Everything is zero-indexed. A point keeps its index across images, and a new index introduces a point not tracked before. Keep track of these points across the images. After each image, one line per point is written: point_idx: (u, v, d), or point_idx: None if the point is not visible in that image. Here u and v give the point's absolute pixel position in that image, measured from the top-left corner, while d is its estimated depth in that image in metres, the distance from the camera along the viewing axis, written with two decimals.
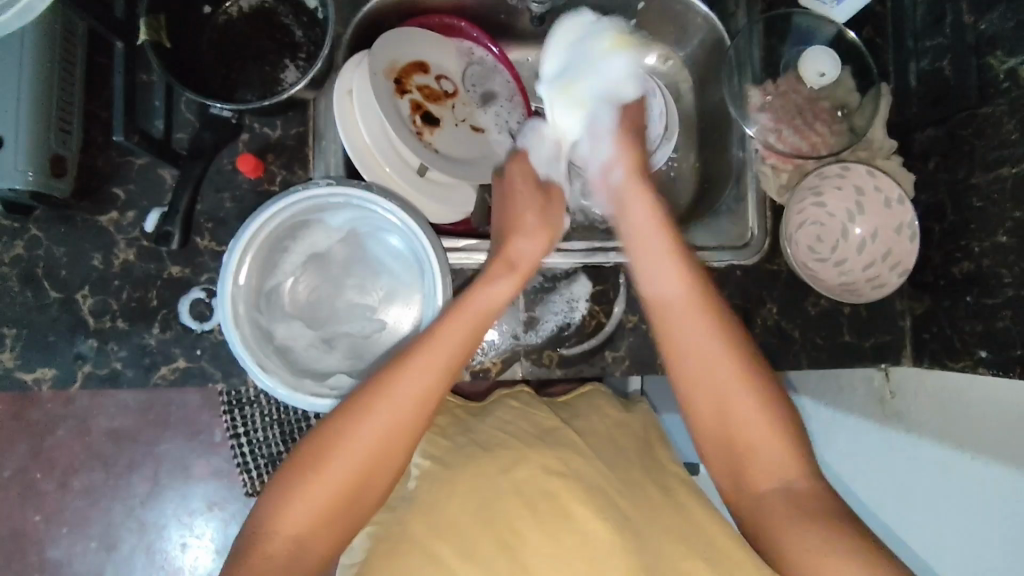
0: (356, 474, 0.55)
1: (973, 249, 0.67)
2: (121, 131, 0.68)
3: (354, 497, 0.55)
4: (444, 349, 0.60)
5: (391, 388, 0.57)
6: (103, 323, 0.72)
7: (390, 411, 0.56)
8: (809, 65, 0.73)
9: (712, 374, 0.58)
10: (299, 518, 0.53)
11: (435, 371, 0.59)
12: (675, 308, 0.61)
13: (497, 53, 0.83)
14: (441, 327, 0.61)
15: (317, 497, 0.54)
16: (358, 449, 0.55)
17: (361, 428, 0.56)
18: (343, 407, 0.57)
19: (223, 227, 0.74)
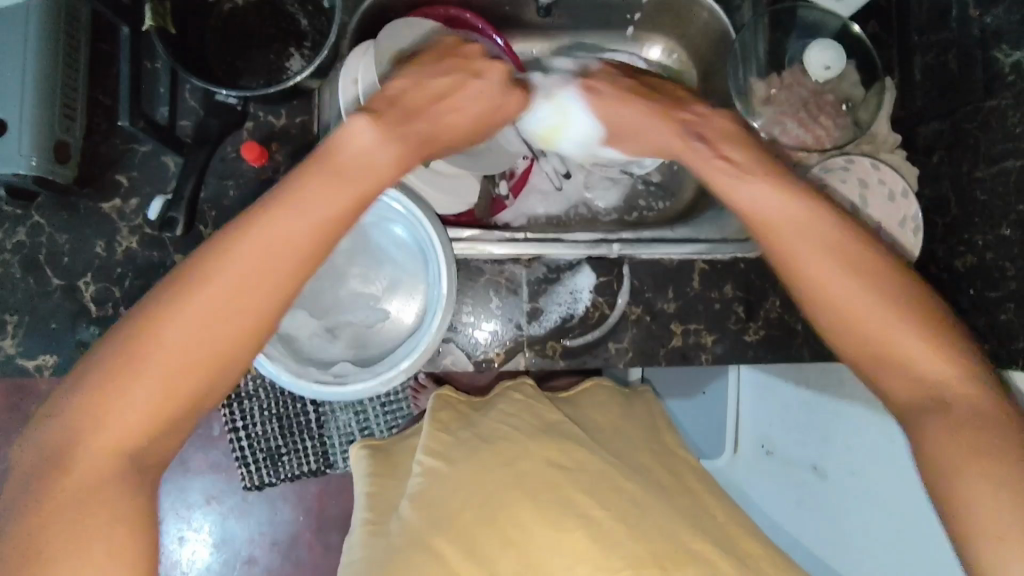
0: (188, 367, 0.46)
1: (976, 242, 0.68)
2: (126, 117, 0.68)
3: (216, 376, 0.47)
4: (296, 223, 0.49)
5: (212, 271, 0.47)
6: (105, 311, 0.72)
7: (221, 290, 0.46)
8: (814, 59, 0.73)
9: (850, 295, 0.53)
10: (114, 425, 0.45)
11: (277, 253, 0.48)
12: (797, 223, 0.55)
13: (502, 44, 0.76)
14: (289, 195, 0.50)
15: (145, 399, 0.45)
16: (181, 338, 0.46)
17: (175, 306, 0.46)
18: (160, 290, 0.47)
19: (226, 215, 0.74)
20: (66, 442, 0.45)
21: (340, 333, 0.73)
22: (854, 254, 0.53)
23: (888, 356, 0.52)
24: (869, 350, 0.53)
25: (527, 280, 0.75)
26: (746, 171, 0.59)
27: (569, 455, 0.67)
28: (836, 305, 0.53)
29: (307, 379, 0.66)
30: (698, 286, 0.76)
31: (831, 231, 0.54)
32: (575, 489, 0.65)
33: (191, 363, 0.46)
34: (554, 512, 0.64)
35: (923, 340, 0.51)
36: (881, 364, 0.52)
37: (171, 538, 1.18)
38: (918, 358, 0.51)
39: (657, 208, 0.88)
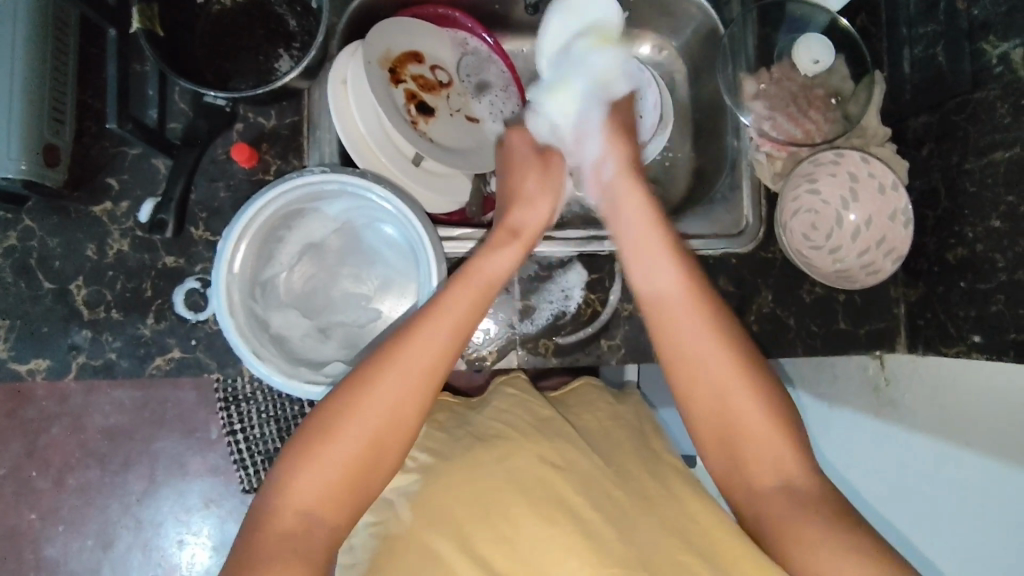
0: (366, 446, 0.54)
1: (966, 234, 0.68)
2: (114, 119, 0.67)
3: (378, 461, 0.55)
4: (457, 316, 0.60)
5: (416, 331, 0.58)
6: (97, 314, 0.72)
7: (408, 373, 0.56)
8: (803, 53, 0.74)
9: (698, 359, 0.60)
10: (314, 484, 0.52)
11: (442, 334, 0.58)
12: (672, 297, 0.62)
13: (491, 43, 0.84)
14: (450, 293, 0.61)
15: (351, 440, 0.54)
16: (364, 417, 0.54)
17: (377, 394, 0.55)
18: (361, 371, 0.56)
19: (217, 217, 0.74)
20: (301, 433, 0.55)
21: (332, 333, 0.72)
22: (695, 317, 0.61)
23: (738, 442, 0.58)
24: (723, 437, 0.59)
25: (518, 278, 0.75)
26: (642, 246, 0.65)
27: (561, 453, 0.67)
28: (720, 401, 0.59)
29: (298, 379, 0.65)
30: None
31: (711, 350, 0.60)
32: (566, 485, 0.65)
33: (356, 443, 0.54)
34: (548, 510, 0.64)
35: (755, 402, 0.58)
36: (740, 438, 0.58)
37: (170, 542, 1.18)
38: (766, 458, 0.57)
39: None
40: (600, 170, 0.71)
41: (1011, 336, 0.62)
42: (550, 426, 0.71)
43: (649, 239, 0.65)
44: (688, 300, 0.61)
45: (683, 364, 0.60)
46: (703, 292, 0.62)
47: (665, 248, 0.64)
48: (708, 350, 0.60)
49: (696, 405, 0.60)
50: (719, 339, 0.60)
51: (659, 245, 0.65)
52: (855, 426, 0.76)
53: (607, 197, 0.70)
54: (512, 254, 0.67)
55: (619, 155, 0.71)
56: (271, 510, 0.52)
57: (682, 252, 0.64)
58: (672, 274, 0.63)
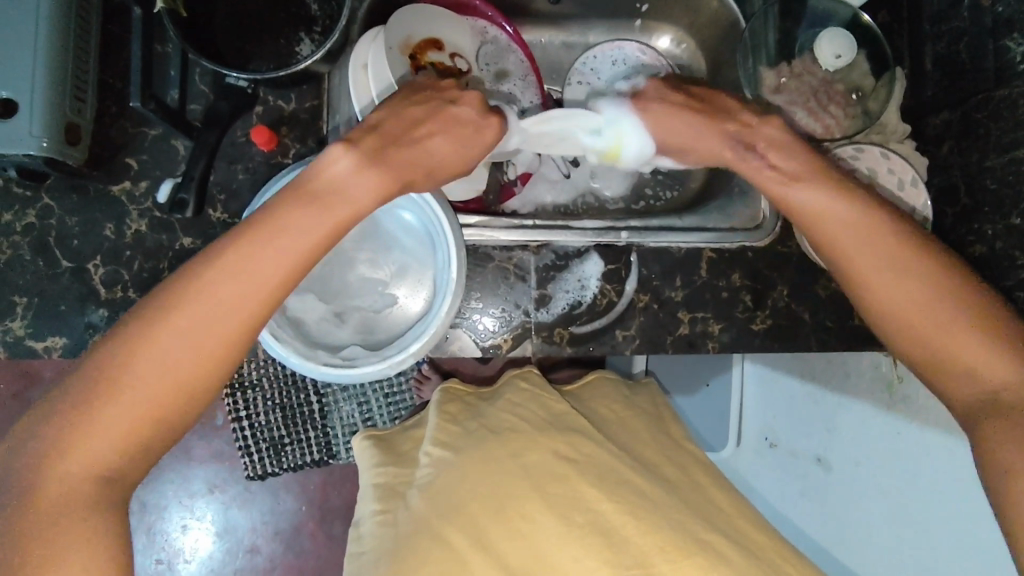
0: (163, 395, 0.47)
1: (986, 231, 0.68)
2: (137, 97, 0.67)
3: (178, 412, 0.48)
4: (280, 250, 0.50)
5: (224, 262, 0.49)
6: (114, 294, 0.72)
7: (189, 312, 0.48)
8: (826, 48, 0.73)
9: (892, 284, 0.56)
10: (114, 426, 0.46)
11: (255, 279, 0.50)
12: (839, 217, 0.58)
13: (511, 32, 0.83)
14: (280, 219, 0.51)
15: (134, 393, 0.46)
16: (184, 353, 0.48)
17: (188, 328, 0.48)
18: (146, 308, 0.48)
19: (235, 199, 0.74)
20: (86, 375, 0.46)
21: (348, 317, 0.73)
22: (870, 218, 0.57)
23: (930, 352, 0.55)
24: (938, 356, 0.55)
25: (535, 267, 0.75)
26: (794, 176, 0.61)
27: (574, 446, 0.67)
28: (925, 333, 0.55)
29: (315, 361, 0.65)
30: (706, 274, 0.76)
31: (873, 232, 0.57)
32: (580, 479, 0.65)
33: (160, 388, 0.47)
34: (562, 498, 0.64)
35: (935, 303, 0.55)
36: (946, 360, 0.54)
37: (174, 526, 1.19)
38: (986, 373, 0.53)
39: (665, 198, 0.89)
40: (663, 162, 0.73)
41: None
42: (562, 419, 0.71)
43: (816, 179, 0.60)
44: (865, 216, 0.57)
45: (895, 300, 0.56)
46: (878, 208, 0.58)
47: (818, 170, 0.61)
48: (913, 263, 0.56)
49: (883, 304, 0.57)
50: (925, 266, 0.56)
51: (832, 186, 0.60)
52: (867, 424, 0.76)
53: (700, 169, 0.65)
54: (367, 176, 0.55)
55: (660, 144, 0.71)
56: (52, 463, 0.45)
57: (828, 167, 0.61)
58: (824, 195, 0.59)
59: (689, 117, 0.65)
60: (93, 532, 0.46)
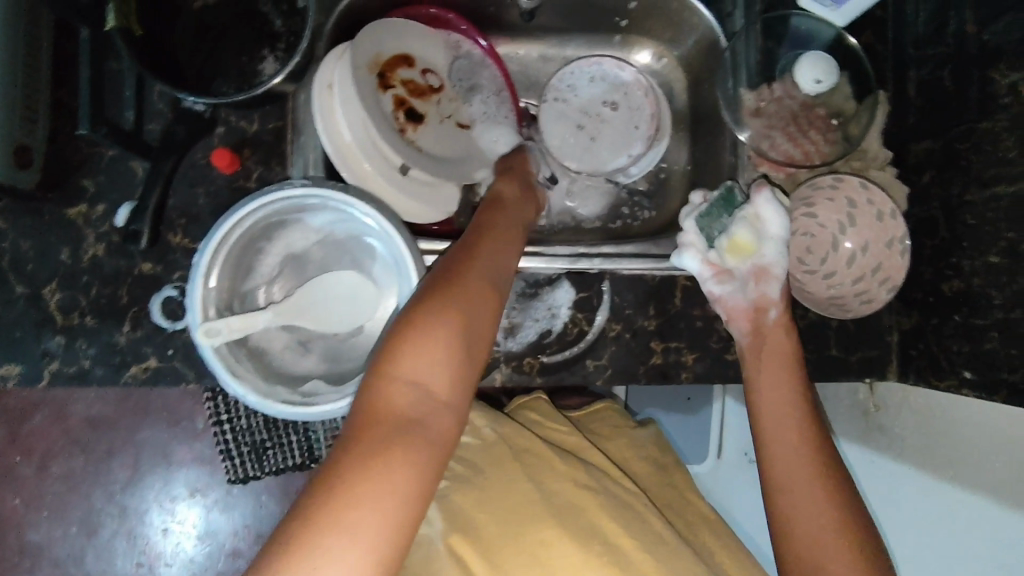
0: (387, 456, 0.46)
1: (964, 267, 0.66)
2: (87, 123, 0.63)
3: (378, 488, 0.45)
4: (480, 289, 0.56)
5: (467, 253, 0.59)
6: (71, 320, 0.70)
7: (477, 288, 0.55)
8: (805, 73, 0.70)
9: (799, 474, 0.60)
10: (424, 364, 0.50)
11: (463, 326, 0.53)
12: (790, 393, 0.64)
13: (485, 46, 0.80)
14: (497, 232, 0.63)
15: (366, 464, 0.46)
16: (407, 393, 0.49)
17: (405, 366, 0.50)
18: (389, 346, 0.51)
19: (196, 223, 0.71)
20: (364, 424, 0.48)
21: (313, 346, 0.71)
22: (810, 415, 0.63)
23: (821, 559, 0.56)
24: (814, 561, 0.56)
25: None
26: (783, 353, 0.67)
27: (590, 476, 0.67)
28: (781, 459, 0.61)
29: (273, 399, 0.63)
30: (680, 303, 0.74)
31: (795, 413, 0.63)
32: (598, 513, 0.63)
33: (384, 445, 0.47)
34: (579, 530, 0.62)
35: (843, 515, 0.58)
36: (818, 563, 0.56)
37: (155, 530, 1.18)
38: (807, 518, 0.58)
39: (642, 217, 0.87)
40: (762, 310, 0.69)
41: (1001, 375, 0.60)
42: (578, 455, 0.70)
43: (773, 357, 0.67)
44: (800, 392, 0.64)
45: (768, 412, 0.64)
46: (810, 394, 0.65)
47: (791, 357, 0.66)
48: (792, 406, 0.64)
49: (789, 512, 0.59)
50: (798, 398, 0.64)
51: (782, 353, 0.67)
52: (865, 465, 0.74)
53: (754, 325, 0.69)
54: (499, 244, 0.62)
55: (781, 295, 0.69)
56: (373, 393, 0.49)
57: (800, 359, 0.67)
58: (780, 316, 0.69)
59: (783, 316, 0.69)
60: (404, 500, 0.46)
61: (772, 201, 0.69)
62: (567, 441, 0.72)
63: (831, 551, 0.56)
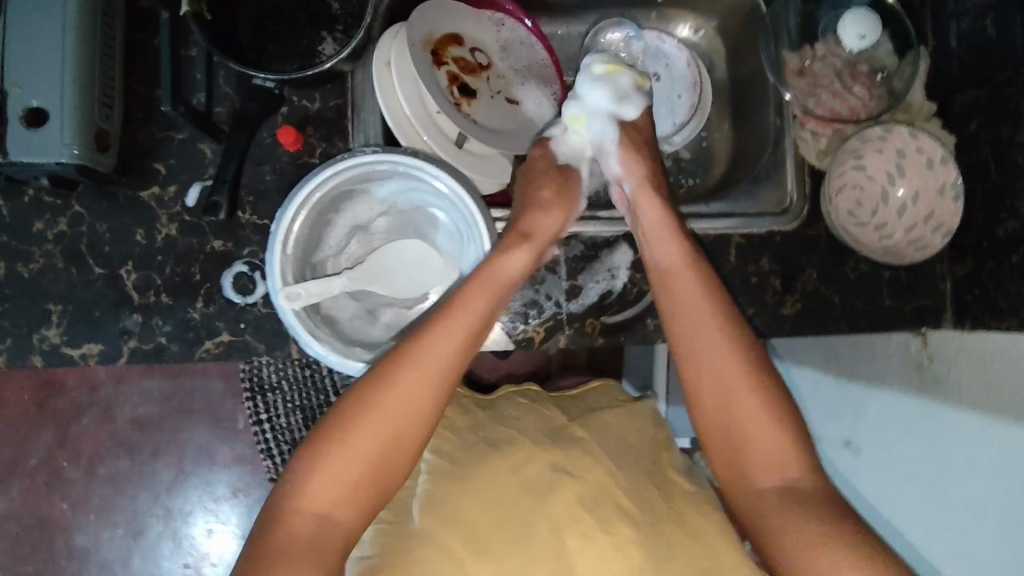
0: (385, 439, 0.56)
1: (1019, 208, 0.67)
2: (168, 101, 0.65)
3: (381, 457, 0.56)
4: (481, 311, 0.63)
5: (394, 363, 0.58)
6: (147, 298, 0.73)
7: (391, 410, 0.57)
8: (849, 31, 0.72)
9: (746, 446, 0.61)
10: (333, 480, 0.55)
11: (459, 351, 0.60)
12: (723, 372, 0.62)
13: (530, 26, 0.83)
14: (472, 294, 0.63)
15: (367, 441, 0.56)
16: (410, 394, 0.58)
17: (411, 372, 0.58)
18: (396, 351, 0.59)
19: (264, 201, 0.74)
20: (361, 399, 0.57)
21: (382, 314, 0.73)
22: (744, 372, 0.61)
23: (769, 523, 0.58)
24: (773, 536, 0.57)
25: (565, 258, 0.75)
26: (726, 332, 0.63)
27: (569, 458, 0.67)
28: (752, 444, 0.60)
29: (354, 359, 0.65)
30: (735, 259, 0.76)
31: (734, 377, 0.62)
32: (609, 486, 0.66)
33: (388, 428, 0.57)
34: (568, 503, 0.64)
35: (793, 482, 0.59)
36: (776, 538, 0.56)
37: (198, 530, 1.19)
38: (768, 502, 0.59)
39: (689, 185, 0.88)
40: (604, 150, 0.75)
41: None
42: (561, 438, 0.70)
43: (706, 323, 0.64)
44: (728, 345, 0.63)
45: (709, 379, 0.62)
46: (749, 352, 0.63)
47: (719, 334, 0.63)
48: (739, 387, 0.61)
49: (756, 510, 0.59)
50: (732, 360, 0.62)
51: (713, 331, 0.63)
52: (884, 413, 0.76)
53: (651, 237, 0.69)
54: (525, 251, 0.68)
55: (627, 145, 0.74)
56: (288, 507, 0.55)
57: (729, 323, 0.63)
58: (694, 283, 0.66)
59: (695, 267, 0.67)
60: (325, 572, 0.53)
61: (590, 79, 0.74)
62: (551, 420, 0.73)
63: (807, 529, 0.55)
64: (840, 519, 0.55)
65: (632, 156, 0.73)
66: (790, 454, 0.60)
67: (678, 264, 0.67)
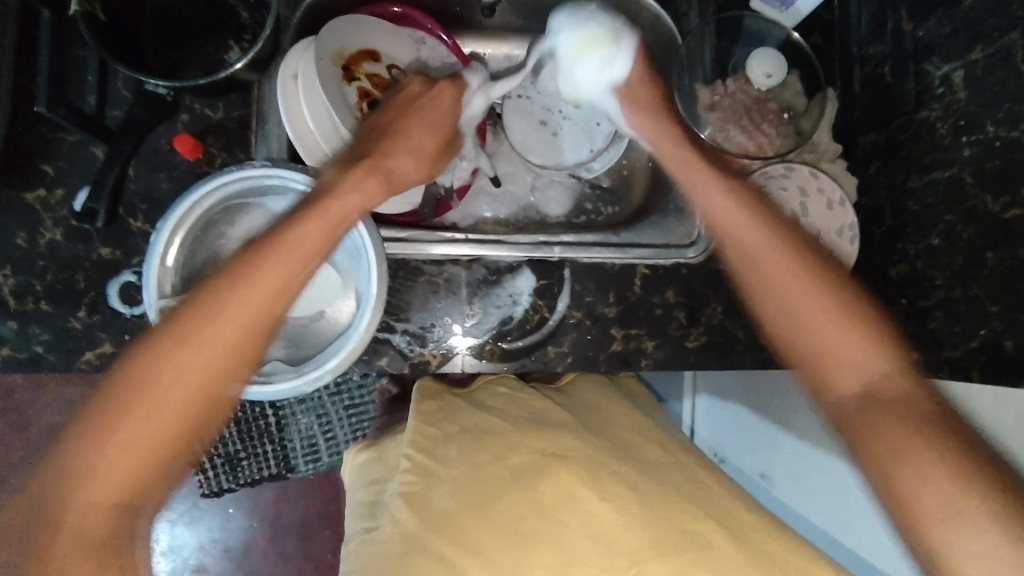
0: (188, 390, 0.52)
1: (908, 251, 0.68)
2: (45, 103, 0.64)
3: (191, 414, 0.52)
4: (297, 253, 0.57)
5: (181, 328, 0.52)
6: (25, 305, 0.69)
7: (189, 364, 0.52)
8: (757, 68, 0.74)
9: (836, 349, 0.55)
10: (117, 460, 0.50)
11: (259, 295, 0.55)
12: (793, 288, 0.57)
13: (448, 43, 0.82)
14: (285, 229, 0.57)
15: (161, 398, 0.51)
16: (192, 348, 0.52)
17: (207, 322, 0.53)
18: (185, 302, 0.53)
19: (158, 209, 0.72)
20: (140, 357, 0.52)
21: None
22: (817, 296, 0.57)
23: (927, 509, 0.48)
24: (918, 507, 0.48)
25: (466, 282, 0.74)
26: (795, 267, 0.58)
27: (556, 442, 0.67)
28: (850, 367, 0.54)
29: None
30: (639, 292, 0.76)
31: (830, 322, 0.55)
32: (574, 479, 0.64)
33: (179, 380, 0.52)
34: (546, 496, 0.63)
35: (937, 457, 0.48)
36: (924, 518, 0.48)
37: None
38: (934, 491, 0.48)
39: (606, 213, 0.88)
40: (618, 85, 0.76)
41: (945, 353, 0.62)
42: (546, 424, 0.70)
43: (782, 270, 0.58)
44: (811, 283, 0.57)
45: (796, 331, 0.57)
46: (827, 272, 0.58)
47: (805, 271, 0.58)
48: (811, 317, 0.56)
49: (874, 452, 0.51)
50: (823, 305, 0.56)
51: (800, 271, 0.58)
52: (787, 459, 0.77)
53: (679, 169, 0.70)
54: (362, 189, 0.62)
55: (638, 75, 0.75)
56: (78, 483, 0.50)
57: (817, 277, 0.57)
58: (762, 235, 0.61)
59: (734, 191, 0.65)
60: (112, 543, 0.50)
61: (581, 22, 0.74)
62: (530, 407, 0.72)
63: (955, 493, 0.47)
64: (966, 461, 0.48)
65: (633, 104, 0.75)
66: (885, 360, 0.54)
67: (750, 229, 0.61)
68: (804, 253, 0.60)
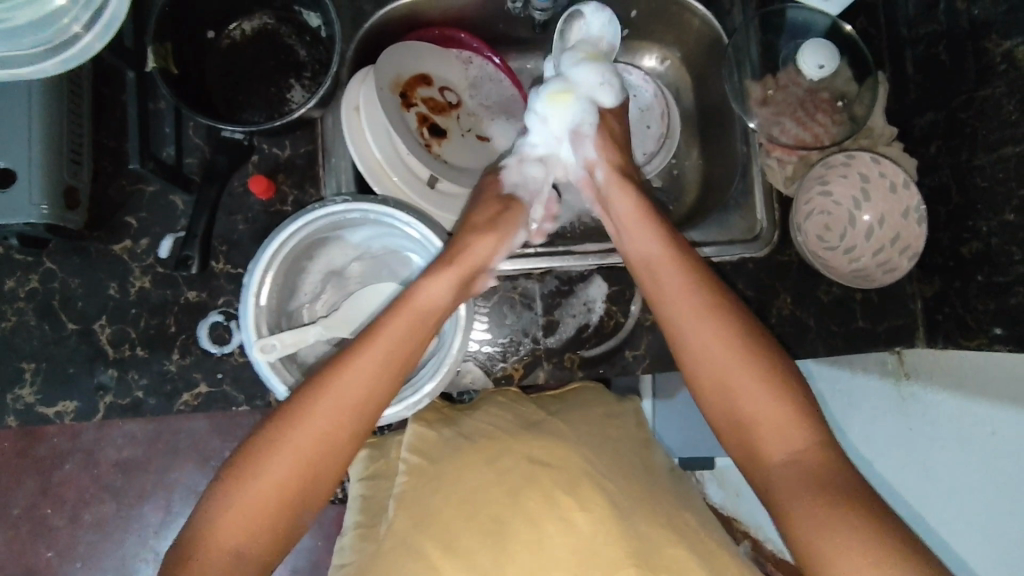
0: (301, 471, 0.56)
1: (981, 228, 0.68)
2: (136, 159, 0.68)
3: (301, 492, 0.56)
4: (372, 364, 0.59)
5: (307, 405, 0.57)
6: (122, 352, 0.72)
7: (306, 443, 0.56)
8: (809, 59, 0.74)
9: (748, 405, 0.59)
10: (234, 527, 0.53)
11: (353, 394, 0.58)
12: (710, 346, 0.62)
13: (497, 62, 0.84)
14: (385, 327, 0.61)
15: (263, 486, 0.54)
16: (310, 439, 0.56)
17: (320, 403, 0.57)
18: (299, 390, 0.58)
19: (237, 249, 0.74)
20: (250, 449, 0.56)
21: None
22: (730, 347, 0.61)
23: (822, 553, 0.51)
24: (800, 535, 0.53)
25: (540, 294, 0.76)
26: (719, 305, 0.64)
27: (546, 451, 0.69)
28: (737, 397, 0.60)
29: None
30: None
31: (728, 357, 0.61)
32: (583, 483, 0.67)
33: (306, 464, 0.56)
34: (534, 503, 0.65)
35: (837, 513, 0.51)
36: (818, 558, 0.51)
37: None
38: (805, 513, 0.53)
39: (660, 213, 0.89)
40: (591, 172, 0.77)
41: None
42: (536, 428, 0.71)
43: (682, 304, 0.64)
44: (730, 334, 0.62)
45: (692, 344, 0.63)
46: (754, 344, 0.61)
47: (702, 310, 0.63)
48: (737, 366, 0.61)
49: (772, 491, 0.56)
50: (745, 349, 0.61)
51: (697, 308, 0.64)
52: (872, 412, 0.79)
53: (601, 199, 0.75)
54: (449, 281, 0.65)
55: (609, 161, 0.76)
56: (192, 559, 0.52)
57: (721, 308, 0.63)
58: (679, 277, 0.66)
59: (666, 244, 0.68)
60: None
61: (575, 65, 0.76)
62: (528, 417, 0.73)
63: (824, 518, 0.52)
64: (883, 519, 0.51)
65: (609, 145, 0.77)
66: (808, 429, 0.57)
67: (678, 285, 0.65)
68: (756, 334, 0.63)
